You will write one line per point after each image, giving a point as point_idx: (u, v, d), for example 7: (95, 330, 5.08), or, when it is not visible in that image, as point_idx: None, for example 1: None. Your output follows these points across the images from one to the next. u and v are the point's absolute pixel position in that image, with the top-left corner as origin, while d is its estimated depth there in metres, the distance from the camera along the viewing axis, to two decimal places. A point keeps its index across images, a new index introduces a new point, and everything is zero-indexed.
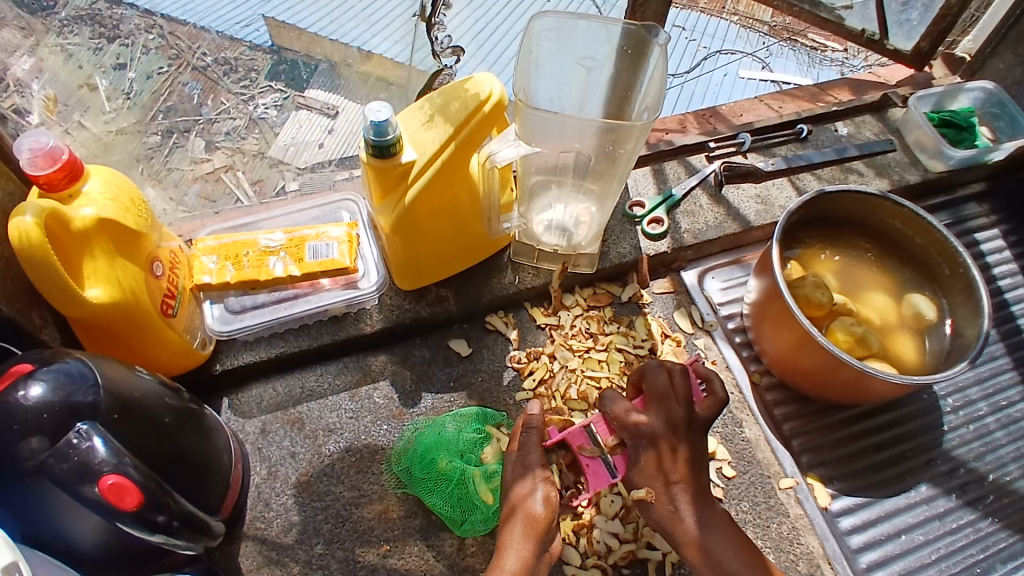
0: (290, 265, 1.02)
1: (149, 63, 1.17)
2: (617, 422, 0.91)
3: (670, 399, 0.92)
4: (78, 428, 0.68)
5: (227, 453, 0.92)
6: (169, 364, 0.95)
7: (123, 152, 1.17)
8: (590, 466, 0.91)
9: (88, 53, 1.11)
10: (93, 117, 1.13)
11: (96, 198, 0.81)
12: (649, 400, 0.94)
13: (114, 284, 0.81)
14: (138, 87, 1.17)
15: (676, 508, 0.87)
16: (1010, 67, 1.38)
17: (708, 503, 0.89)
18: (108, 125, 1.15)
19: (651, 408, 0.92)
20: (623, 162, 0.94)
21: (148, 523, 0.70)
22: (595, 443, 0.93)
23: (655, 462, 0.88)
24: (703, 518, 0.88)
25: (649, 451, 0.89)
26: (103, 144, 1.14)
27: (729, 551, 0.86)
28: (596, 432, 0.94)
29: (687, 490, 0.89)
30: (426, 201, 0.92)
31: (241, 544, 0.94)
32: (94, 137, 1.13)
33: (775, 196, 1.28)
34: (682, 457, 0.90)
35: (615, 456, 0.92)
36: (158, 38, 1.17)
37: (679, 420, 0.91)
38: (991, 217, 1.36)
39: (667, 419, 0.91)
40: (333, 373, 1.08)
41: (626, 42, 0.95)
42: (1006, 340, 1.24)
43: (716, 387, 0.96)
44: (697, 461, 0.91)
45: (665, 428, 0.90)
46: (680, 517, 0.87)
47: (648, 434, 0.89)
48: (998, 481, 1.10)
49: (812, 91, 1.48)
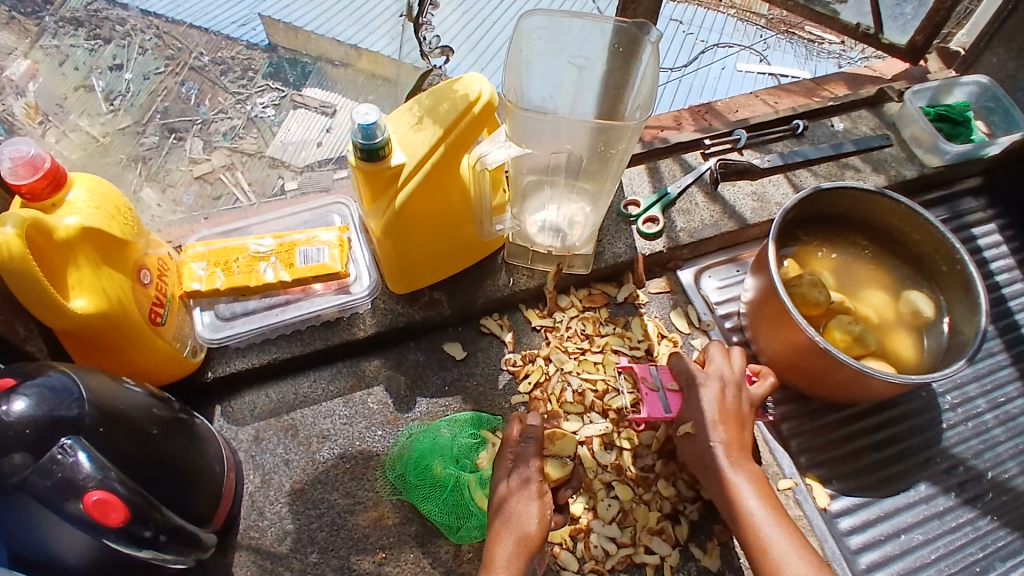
0: (280, 271, 1.00)
1: (145, 64, 1.16)
2: (678, 369, 0.98)
3: (722, 358, 0.98)
4: (63, 443, 0.67)
5: (218, 462, 0.91)
6: (157, 374, 0.93)
7: (118, 153, 1.15)
8: (648, 396, 1.00)
9: (84, 54, 1.10)
10: (90, 117, 1.11)
11: (80, 206, 0.80)
12: (706, 360, 0.99)
13: (99, 294, 0.80)
14: (135, 88, 1.15)
15: (712, 444, 0.90)
16: (1002, 62, 1.36)
17: (746, 457, 0.90)
18: (106, 125, 1.13)
19: (711, 362, 0.97)
20: (616, 161, 0.93)
21: (134, 538, 0.70)
22: (655, 379, 1.02)
23: (702, 401, 0.92)
24: (739, 460, 0.89)
25: (702, 387, 0.94)
26: (101, 145, 1.13)
27: (754, 497, 0.86)
28: (659, 373, 1.02)
29: (732, 433, 0.91)
30: (416, 204, 0.91)
31: (235, 554, 0.93)
32: (91, 139, 1.11)
33: (771, 193, 1.26)
34: (730, 408, 0.93)
35: (671, 395, 1.00)
36: (154, 38, 1.16)
37: (730, 378, 0.95)
38: (988, 211, 1.35)
39: (720, 372, 0.95)
40: (326, 379, 1.07)
41: (617, 40, 0.94)
42: (1004, 336, 1.23)
43: (767, 373, 1.01)
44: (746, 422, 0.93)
45: (720, 378, 0.95)
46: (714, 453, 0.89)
47: (701, 374, 0.95)
48: (997, 479, 1.09)
49: (808, 86, 1.47)
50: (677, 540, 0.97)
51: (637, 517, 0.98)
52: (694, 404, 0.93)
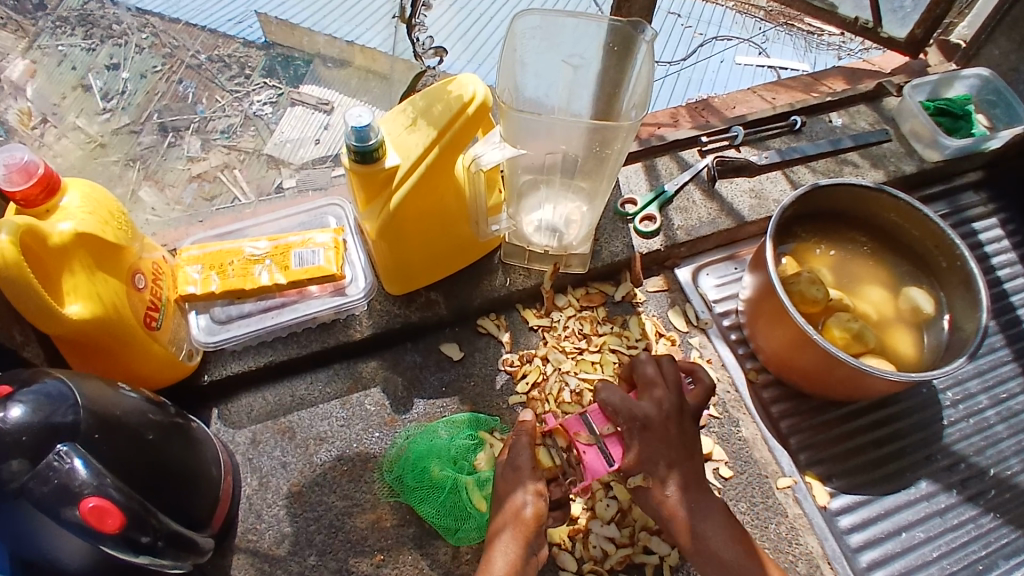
0: (276, 273, 1.00)
1: (143, 62, 1.16)
2: (613, 409, 0.89)
3: (656, 387, 0.92)
4: (58, 450, 0.67)
5: (215, 466, 0.91)
6: (154, 378, 0.93)
7: (118, 152, 1.14)
8: (587, 453, 0.91)
9: (81, 53, 1.11)
10: (87, 118, 1.11)
11: (74, 211, 0.80)
12: (641, 388, 0.93)
13: (94, 299, 0.79)
14: (132, 87, 1.15)
15: (670, 497, 0.88)
16: (1004, 53, 1.35)
17: (702, 492, 0.89)
18: (103, 125, 1.13)
19: (646, 397, 0.92)
20: (612, 161, 0.92)
21: (132, 544, 0.69)
22: (590, 429, 0.92)
23: (654, 447, 0.88)
24: (698, 504, 0.89)
25: (643, 436, 0.88)
26: (99, 146, 1.12)
27: (723, 539, 0.87)
28: (591, 420, 0.93)
29: (683, 474, 0.89)
30: (410, 206, 0.90)
31: (233, 557, 0.93)
32: (88, 140, 1.11)
33: (769, 189, 1.26)
34: (677, 443, 0.90)
35: (610, 441, 0.91)
36: (151, 37, 1.16)
37: (673, 407, 0.91)
38: (989, 205, 1.34)
39: (659, 406, 0.91)
40: (324, 381, 1.06)
41: (612, 39, 0.93)
42: (1006, 331, 1.23)
43: (702, 376, 0.98)
44: (691, 447, 0.91)
45: (659, 414, 0.90)
46: (676, 503, 0.88)
47: (642, 419, 0.89)
48: (999, 476, 1.09)
49: (806, 81, 1.46)
50: None
51: (635, 517, 0.98)
52: (645, 453, 0.88)
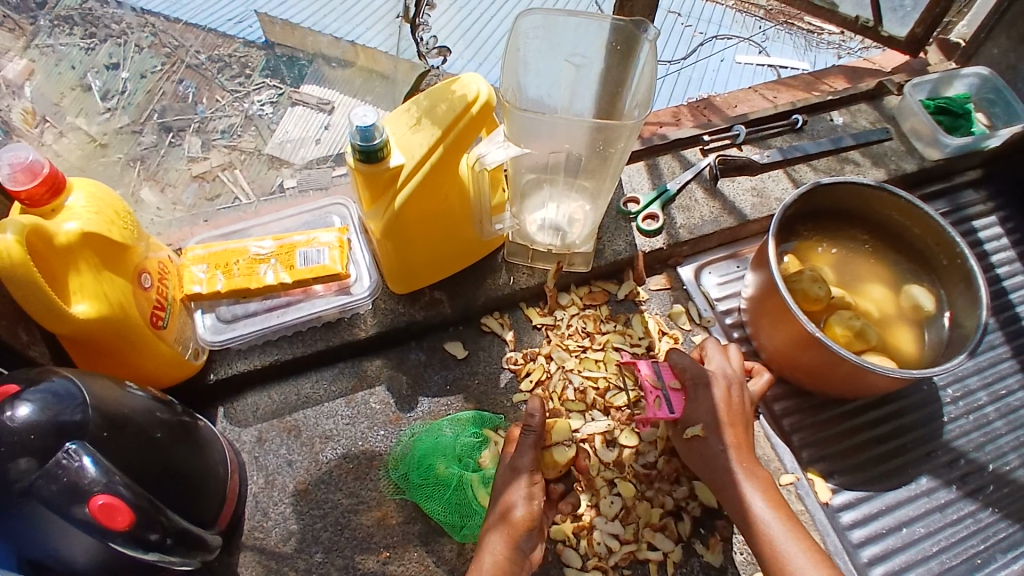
0: (281, 273, 1.01)
1: (142, 62, 1.15)
2: (682, 367, 0.97)
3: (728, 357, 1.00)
4: (67, 448, 0.68)
5: (223, 465, 0.92)
6: (161, 377, 0.94)
7: (117, 152, 1.14)
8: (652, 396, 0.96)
9: (79, 53, 1.10)
10: (87, 117, 1.11)
11: (80, 211, 0.80)
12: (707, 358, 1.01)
13: (100, 298, 0.80)
14: (131, 87, 1.14)
15: (724, 449, 0.91)
16: (1004, 52, 1.36)
17: (751, 457, 0.92)
18: (103, 125, 1.13)
19: (712, 362, 0.99)
20: (615, 160, 0.93)
21: (140, 542, 0.70)
22: (659, 378, 0.98)
23: (709, 403, 0.94)
24: (750, 466, 0.91)
25: (708, 389, 0.95)
26: (99, 146, 1.12)
27: (762, 501, 0.88)
28: (660, 371, 0.99)
29: (739, 435, 0.93)
30: (415, 205, 0.91)
31: (239, 554, 0.94)
32: (88, 140, 1.11)
33: (770, 188, 1.26)
34: (735, 408, 0.95)
35: (674, 396, 0.96)
36: (151, 36, 1.15)
37: (734, 378, 0.98)
38: (988, 203, 1.35)
39: (723, 372, 0.98)
40: (328, 380, 1.07)
41: (615, 38, 0.94)
42: (1005, 328, 1.23)
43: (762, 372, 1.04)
44: (748, 421, 0.95)
45: (722, 377, 0.97)
46: (727, 457, 0.91)
47: (708, 375, 0.96)
48: (999, 471, 1.09)
49: (807, 80, 1.46)
50: (679, 536, 0.98)
51: (639, 514, 0.98)
52: (699, 406, 0.94)
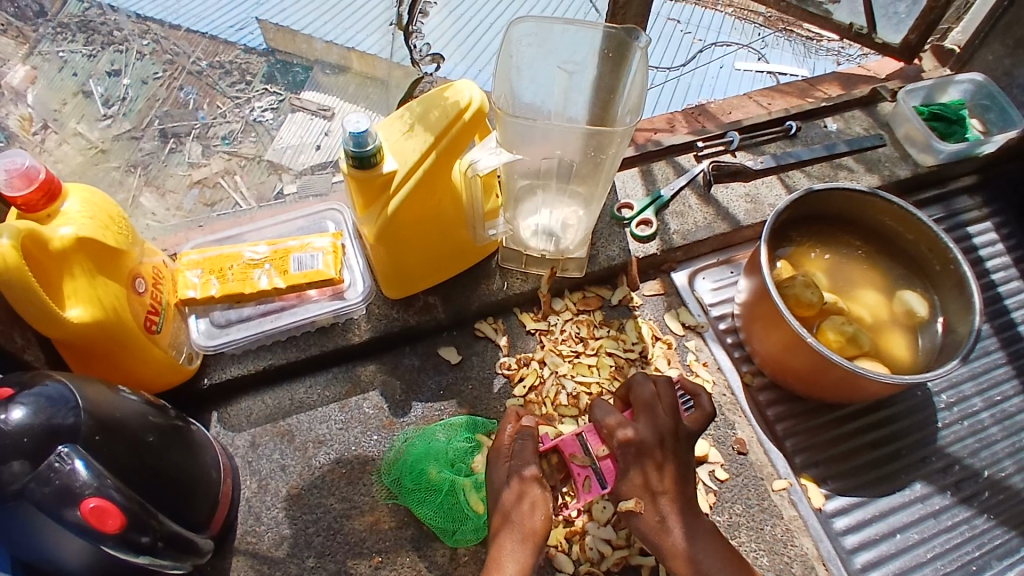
0: (275, 277, 1.01)
1: (143, 69, 1.16)
2: (608, 431, 0.94)
3: (655, 407, 0.94)
4: (60, 451, 0.68)
5: (215, 469, 0.92)
6: (154, 382, 0.94)
7: (118, 158, 1.16)
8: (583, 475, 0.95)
9: (81, 59, 1.11)
10: (88, 124, 1.12)
11: (74, 216, 0.81)
12: (638, 409, 0.96)
13: (94, 303, 0.80)
14: (133, 93, 1.16)
15: (662, 519, 0.88)
16: (999, 58, 1.36)
17: (694, 518, 0.89)
18: (103, 132, 1.14)
19: (642, 417, 0.94)
20: (607, 166, 0.93)
21: (133, 545, 0.70)
22: (585, 451, 0.96)
23: (638, 474, 0.90)
24: (693, 529, 0.88)
25: (637, 460, 0.90)
26: (100, 151, 1.14)
27: (717, 565, 0.86)
28: (588, 442, 0.97)
29: (676, 499, 0.90)
30: (407, 211, 0.91)
31: (233, 558, 0.94)
32: (90, 146, 1.13)
33: (764, 195, 1.27)
34: (670, 470, 0.90)
35: (605, 464, 0.95)
36: (152, 43, 1.17)
37: (667, 430, 0.93)
38: (983, 209, 1.35)
39: (655, 428, 0.92)
40: (322, 385, 1.07)
41: (607, 44, 0.94)
42: (1000, 335, 1.24)
43: (703, 402, 0.99)
44: (685, 472, 0.92)
45: (653, 437, 0.92)
46: (667, 528, 0.87)
47: (636, 443, 0.91)
48: (994, 477, 1.09)
49: (801, 87, 1.47)
50: None
51: None
52: (627, 480, 0.90)
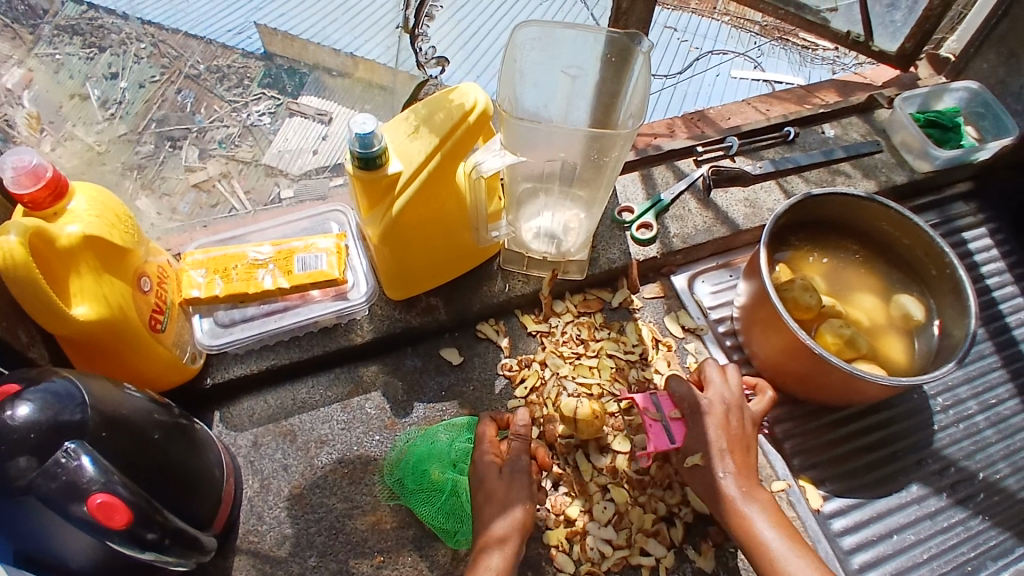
0: (278, 278, 1.02)
1: (141, 72, 1.17)
2: (680, 396, 0.99)
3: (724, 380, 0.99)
4: (67, 447, 0.69)
5: (218, 467, 0.92)
6: (156, 380, 0.94)
7: (115, 161, 1.15)
8: (653, 429, 0.99)
9: (78, 62, 1.11)
10: (85, 126, 1.12)
11: (82, 215, 0.81)
12: (706, 382, 1.00)
13: (100, 301, 0.81)
14: (130, 97, 1.16)
15: (724, 475, 0.92)
16: (993, 67, 1.37)
17: (754, 481, 0.92)
18: (100, 134, 1.13)
19: (711, 387, 0.99)
20: (609, 169, 0.94)
21: (138, 540, 0.71)
22: (658, 409, 1.00)
23: (707, 430, 0.95)
24: (749, 490, 0.91)
25: (706, 417, 0.95)
26: (97, 154, 1.13)
27: (770, 528, 0.88)
28: (659, 403, 1.01)
29: (739, 461, 0.93)
30: (412, 211, 0.92)
31: (235, 558, 0.94)
32: (86, 149, 1.11)
33: (762, 199, 1.28)
34: (735, 435, 0.95)
35: (674, 425, 0.99)
36: (150, 46, 1.17)
37: (734, 402, 0.98)
38: (978, 215, 1.37)
39: (723, 396, 0.97)
40: (325, 385, 1.08)
41: (609, 50, 0.96)
42: (995, 339, 1.25)
43: (764, 389, 1.05)
44: (747, 442, 0.96)
45: (723, 404, 0.97)
46: (726, 484, 0.91)
47: (708, 402, 0.97)
48: (989, 480, 1.11)
49: (799, 93, 1.49)
50: (672, 542, 0.98)
51: (632, 520, 0.99)
52: (698, 435, 0.95)
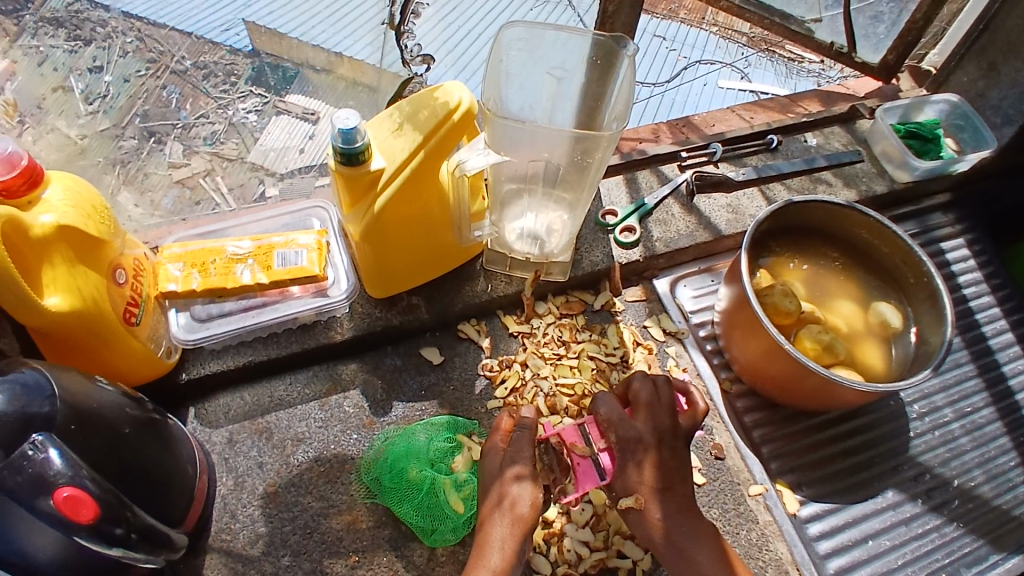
0: (258, 273, 1.01)
1: (126, 66, 1.13)
2: (609, 423, 0.92)
3: (658, 408, 0.94)
4: (34, 439, 0.67)
5: (191, 464, 0.91)
6: (129, 375, 0.93)
7: (96, 156, 1.12)
8: (581, 465, 0.94)
9: (63, 55, 1.08)
10: (67, 119, 1.09)
11: (56, 204, 0.80)
12: (637, 407, 0.95)
13: (74, 292, 0.79)
14: (114, 91, 1.12)
15: (662, 520, 0.88)
16: (973, 80, 1.39)
17: (694, 516, 0.90)
18: (83, 128, 1.10)
19: (642, 415, 0.94)
20: (593, 170, 0.94)
21: (106, 536, 0.69)
22: (586, 442, 0.95)
23: (640, 471, 0.89)
24: (692, 527, 0.89)
25: (639, 456, 0.90)
26: (78, 148, 1.10)
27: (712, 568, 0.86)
28: (589, 434, 0.96)
29: (678, 500, 0.90)
30: (395, 209, 0.92)
31: (206, 556, 0.93)
32: (68, 141, 1.09)
33: (745, 205, 1.29)
34: (668, 467, 0.90)
35: (604, 457, 0.94)
36: (135, 41, 1.13)
37: (666, 428, 0.93)
38: (956, 226, 1.39)
39: (656, 427, 0.93)
40: (303, 382, 1.07)
41: (595, 53, 0.96)
42: (970, 348, 1.27)
43: (694, 399, 1.00)
44: (683, 471, 0.92)
45: (653, 436, 0.92)
46: (669, 526, 0.88)
47: (636, 438, 0.91)
48: (963, 486, 1.12)
49: (783, 102, 1.50)
50: None
51: (610, 521, 0.99)
52: (629, 476, 0.89)
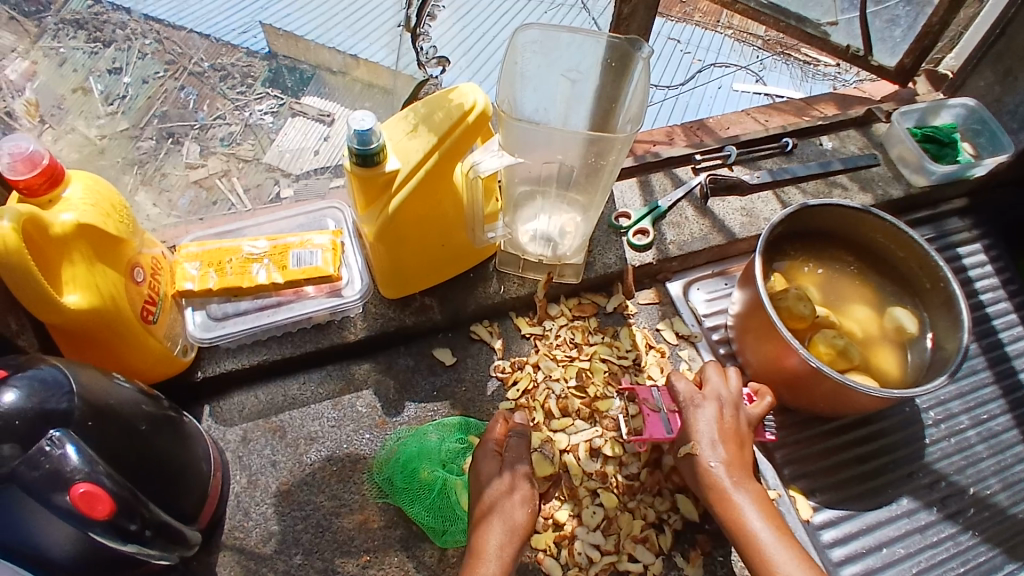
0: (273, 272, 1.01)
1: (145, 68, 1.14)
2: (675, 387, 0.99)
3: (719, 376, 1.00)
4: (51, 435, 0.68)
5: (205, 461, 0.91)
6: (146, 372, 0.94)
7: (114, 156, 1.14)
8: (650, 417, 1.00)
9: (82, 56, 1.08)
10: (86, 120, 1.10)
11: (76, 203, 0.81)
12: (703, 378, 1.01)
13: (92, 290, 0.80)
14: (133, 91, 1.13)
15: (711, 466, 0.92)
16: (990, 84, 1.37)
17: (746, 476, 0.92)
18: (102, 128, 1.12)
19: (708, 383, 0.99)
20: (606, 173, 0.94)
21: (120, 531, 0.70)
22: (656, 400, 1.02)
23: (698, 423, 0.95)
24: (740, 482, 0.91)
25: (697, 410, 0.96)
26: (96, 148, 1.12)
27: (759, 519, 0.88)
28: (659, 395, 1.02)
29: (731, 455, 0.93)
30: (409, 209, 0.92)
31: (219, 553, 0.93)
32: (86, 141, 1.10)
33: (760, 209, 1.28)
34: (729, 427, 0.95)
35: (673, 418, 0.99)
36: (155, 43, 1.13)
37: (728, 397, 0.98)
38: (972, 231, 1.38)
39: (719, 392, 0.98)
40: (316, 382, 1.07)
41: (610, 55, 0.97)
42: (987, 354, 1.25)
43: (763, 393, 1.03)
44: (742, 438, 0.96)
45: (717, 399, 0.97)
46: (717, 473, 0.92)
47: (700, 394, 0.97)
48: (979, 495, 1.11)
49: (798, 105, 1.49)
50: (660, 549, 0.98)
51: (621, 525, 0.99)
52: (689, 428, 0.95)
